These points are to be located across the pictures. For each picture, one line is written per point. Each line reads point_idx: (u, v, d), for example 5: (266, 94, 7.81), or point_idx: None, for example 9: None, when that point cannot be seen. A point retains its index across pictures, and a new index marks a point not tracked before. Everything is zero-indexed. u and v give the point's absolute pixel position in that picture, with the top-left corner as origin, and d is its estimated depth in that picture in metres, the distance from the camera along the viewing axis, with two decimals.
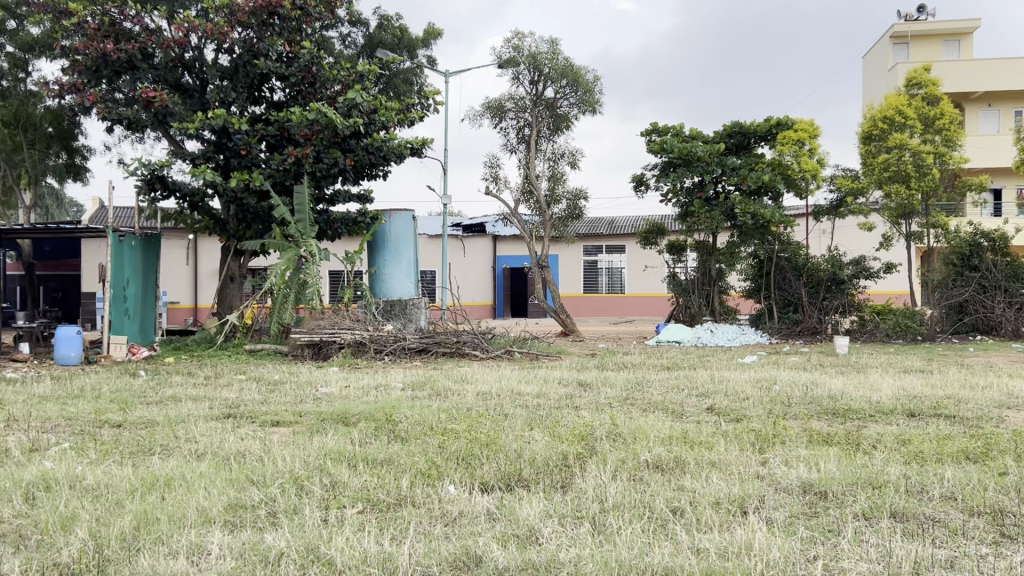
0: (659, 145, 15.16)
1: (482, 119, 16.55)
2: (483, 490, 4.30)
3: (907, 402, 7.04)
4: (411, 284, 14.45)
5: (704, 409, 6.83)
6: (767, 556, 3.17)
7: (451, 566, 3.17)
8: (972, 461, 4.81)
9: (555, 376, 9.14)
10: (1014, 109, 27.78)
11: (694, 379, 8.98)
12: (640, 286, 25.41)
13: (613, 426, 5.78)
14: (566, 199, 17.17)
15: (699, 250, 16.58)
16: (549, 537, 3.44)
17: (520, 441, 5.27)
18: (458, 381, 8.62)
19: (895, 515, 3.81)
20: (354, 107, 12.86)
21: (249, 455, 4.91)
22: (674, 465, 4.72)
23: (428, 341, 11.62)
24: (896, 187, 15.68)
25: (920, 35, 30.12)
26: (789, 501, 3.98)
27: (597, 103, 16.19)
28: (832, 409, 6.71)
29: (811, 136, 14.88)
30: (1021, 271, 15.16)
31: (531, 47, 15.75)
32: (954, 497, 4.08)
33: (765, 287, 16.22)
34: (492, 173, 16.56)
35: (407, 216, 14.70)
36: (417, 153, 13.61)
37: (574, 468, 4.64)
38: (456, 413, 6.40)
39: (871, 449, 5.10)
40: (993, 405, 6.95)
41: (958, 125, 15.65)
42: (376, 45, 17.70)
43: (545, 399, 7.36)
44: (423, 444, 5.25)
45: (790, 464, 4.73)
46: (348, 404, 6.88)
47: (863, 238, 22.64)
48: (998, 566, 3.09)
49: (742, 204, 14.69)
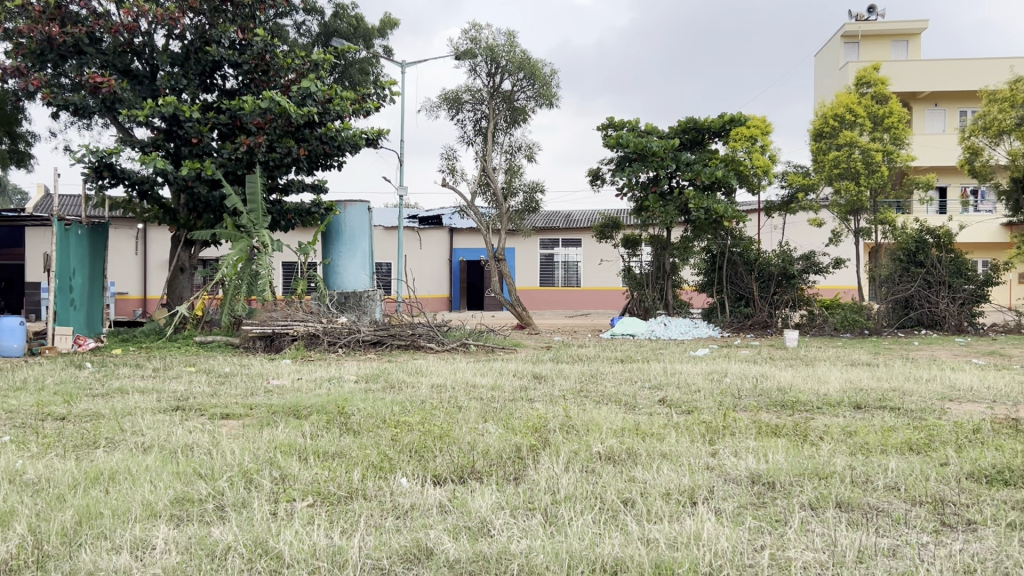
0: (615, 140, 15.24)
1: (439, 110, 16.46)
2: (435, 482, 4.29)
3: (853, 394, 7.19)
4: (365, 277, 14.25)
5: (656, 401, 6.90)
6: (715, 546, 3.21)
7: (402, 559, 3.15)
8: (915, 452, 4.93)
9: (509, 369, 9.18)
10: (960, 109, 28.45)
11: (646, 371, 9.07)
12: (595, 279, 25.65)
13: (566, 418, 5.80)
14: (522, 191, 17.17)
15: (653, 244, 16.71)
16: (500, 529, 3.45)
17: (473, 433, 5.28)
18: (412, 374, 8.61)
19: (841, 506, 3.87)
20: (308, 96, 12.70)
21: (197, 448, 4.84)
22: (625, 456, 4.76)
23: (383, 333, 11.58)
24: (845, 184, 15.90)
25: (871, 34, 30.67)
26: (739, 492, 4.04)
27: (554, 96, 16.23)
28: (780, 401, 6.83)
29: (763, 133, 15.09)
30: (964, 267, 15.64)
31: (488, 38, 15.71)
32: (897, 487, 4.16)
33: (717, 281, 16.35)
34: (448, 165, 16.50)
35: (363, 208, 14.53)
36: (373, 144, 13.48)
37: (527, 459, 4.65)
38: (409, 406, 6.39)
39: (818, 441, 5.19)
40: (936, 397, 7.14)
41: (906, 124, 16.00)
42: (331, 33, 17.49)
43: (499, 392, 7.35)
44: (375, 436, 5.23)
45: (739, 455, 4.80)
46: (300, 396, 6.84)
47: (813, 233, 23.13)
48: (938, 554, 3.16)
49: (695, 199, 14.90)
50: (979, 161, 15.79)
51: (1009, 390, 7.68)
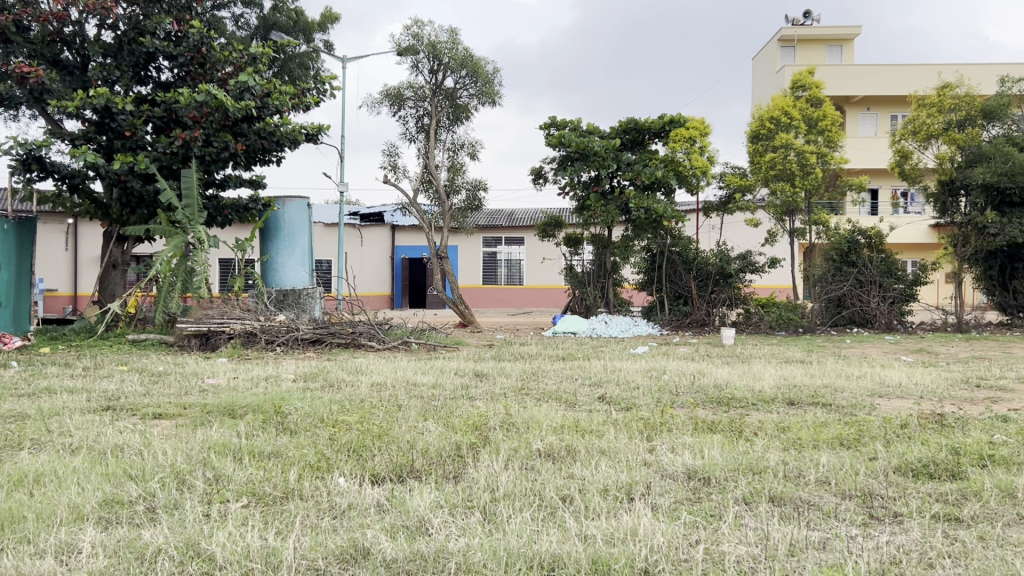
0: (556, 139, 15.27)
1: (381, 106, 16.34)
2: (373, 481, 4.25)
3: (787, 390, 7.35)
4: (303, 274, 14.05)
5: (595, 398, 6.96)
6: (650, 542, 3.25)
7: (338, 559, 3.11)
8: (845, 447, 5.06)
9: (451, 367, 9.12)
10: (891, 114, 29.29)
11: (587, 369, 9.15)
12: (537, 277, 25.76)
13: (506, 416, 5.79)
14: (465, 189, 17.14)
15: (595, 243, 16.82)
16: (438, 528, 3.43)
17: (413, 433, 5.22)
18: (352, 373, 8.51)
19: (773, 500, 3.96)
20: (246, 90, 12.47)
21: (127, 449, 4.71)
22: (564, 453, 4.79)
23: (322, 332, 11.43)
24: (781, 185, 16.19)
25: (806, 39, 31.37)
26: (675, 487, 4.10)
27: (497, 94, 16.23)
28: (716, 397, 6.95)
29: (702, 135, 15.39)
30: (893, 267, 16.16)
31: (430, 35, 15.63)
32: (828, 481, 4.27)
33: (657, 279, 16.54)
34: (390, 162, 16.40)
35: (302, 204, 14.31)
36: (313, 139, 13.32)
37: (467, 459, 4.62)
38: (348, 405, 6.30)
39: (752, 436, 5.30)
40: (866, 394, 7.34)
41: (839, 127, 16.38)
42: (270, 26, 17.27)
43: (440, 390, 7.32)
44: (313, 435, 5.15)
45: (676, 451, 4.87)
46: (235, 396, 6.70)
47: (750, 233, 23.63)
48: (866, 546, 3.25)
49: (636, 199, 15.06)
50: (909, 164, 16.23)
51: (935, 386, 7.95)
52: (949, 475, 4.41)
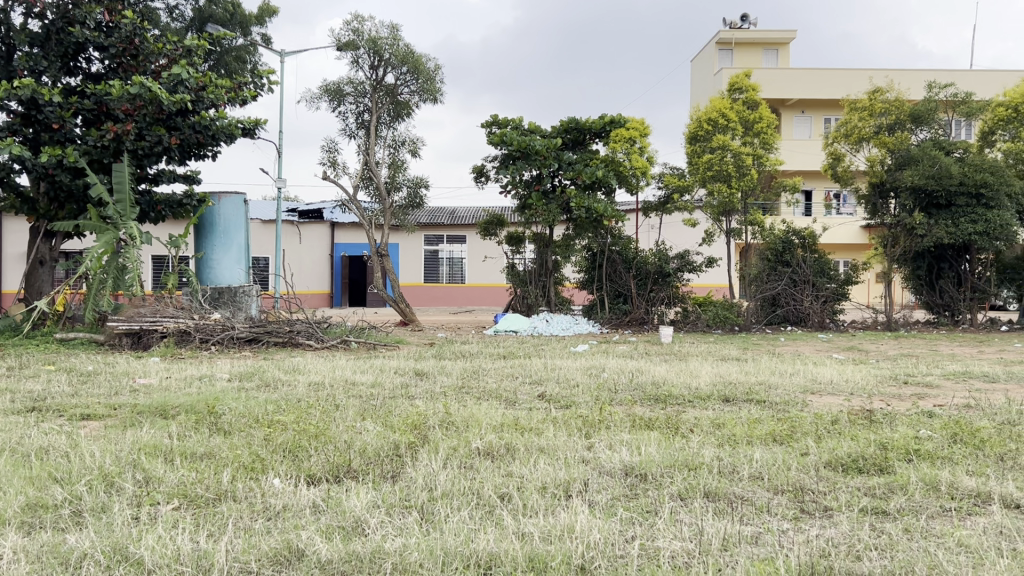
0: (498, 137, 15.26)
1: (320, 101, 16.14)
2: (309, 482, 4.20)
3: (723, 388, 7.47)
4: (239, 272, 13.82)
5: (535, 396, 6.97)
6: (587, 539, 3.27)
7: (272, 561, 3.06)
8: (777, 443, 5.16)
9: (391, 366, 9.06)
10: (824, 117, 30.02)
11: (527, 367, 9.16)
12: (479, 276, 25.75)
13: (445, 415, 5.78)
14: (406, 186, 17.03)
15: (536, 242, 16.83)
16: (375, 528, 3.40)
17: (350, 433, 5.17)
18: (289, 372, 8.38)
19: (708, 496, 4.02)
20: (180, 82, 12.20)
21: (52, 452, 4.56)
22: (504, 451, 4.80)
23: (259, 331, 11.23)
24: (718, 185, 16.46)
25: (743, 42, 31.94)
26: (612, 484, 4.13)
27: (438, 91, 16.15)
28: (654, 395, 7.02)
29: (641, 135, 15.48)
30: (826, 267, 16.60)
31: (371, 31, 15.50)
32: (761, 476, 4.35)
33: (597, 278, 16.67)
34: (330, 158, 16.20)
35: (238, 200, 14.07)
36: (250, 134, 13.08)
37: (405, 458, 4.60)
38: (284, 405, 6.20)
39: (688, 433, 5.38)
40: (799, 390, 7.51)
41: (774, 129, 16.69)
42: (206, 19, 16.92)
43: (379, 390, 7.23)
44: (248, 436, 5.06)
45: (613, 448, 4.92)
46: (168, 395, 6.55)
47: (688, 233, 24.03)
48: (796, 540, 3.32)
49: (577, 198, 15.17)
50: (841, 166, 16.58)
51: (864, 382, 8.19)
52: (877, 470, 4.53)
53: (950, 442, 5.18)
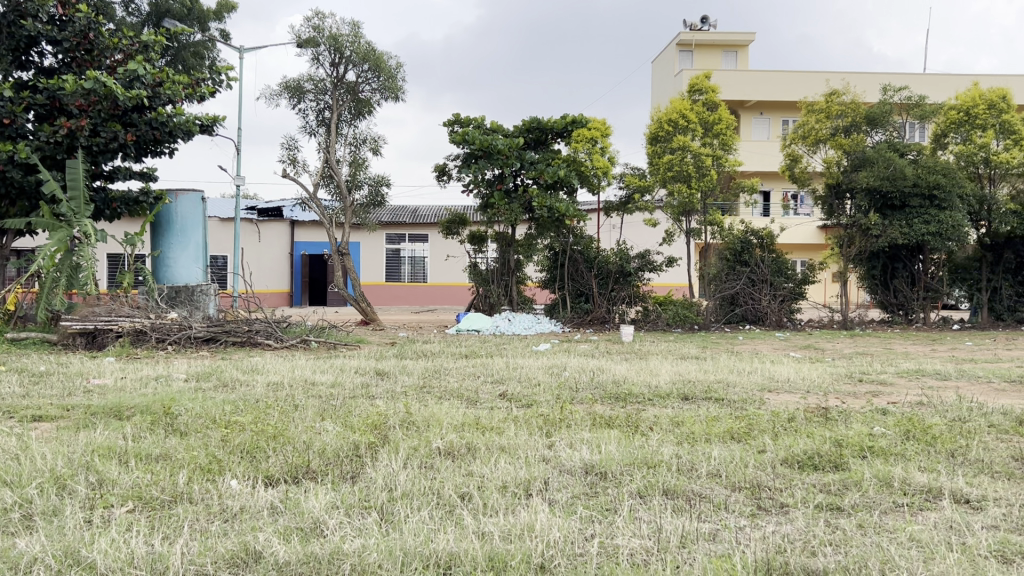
0: (461, 136, 15.23)
1: (280, 98, 15.97)
2: (267, 483, 4.15)
3: (682, 386, 7.55)
4: (196, 270, 13.60)
5: (496, 395, 6.98)
6: (547, 537, 3.28)
7: (228, 564, 3.03)
8: (735, 441, 5.22)
9: (352, 365, 9.02)
10: (782, 119, 30.43)
11: (489, 366, 9.16)
12: (441, 275, 25.67)
13: (406, 414, 5.76)
14: (367, 184, 16.92)
15: (498, 241, 16.83)
16: (333, 529, 3.38)
17: (309, 433, 5.14)
18: (247, 373, 8.29)
19: (667, 493, 4.05)
20: (136, 78, 12.00)
21: (1, 454, 4.46)
22: (465, 451, 4.79)
23: (216, 330, 11.09)
24: (678, 186, 16.61)
25: (703, 44, 32.26)
26: (572, 482, 4.15)
27: (399, 89, 16.08)
28: (614, 394, 7.06)
29: (603, 135, 15.60)
30: (784, 267, 16.84)
31: (332, 28, 15.37)
32: (719, 473, 4.40)
33: (559, 278, 16.74)
34: (290, 155, 16.04)
35: (196, 197, 13.88)
36: (208, 131, 12.91)
37: (365, 458, 4.57)
38: (242, 405, 6.14)
39: (648, 431, 5.42)
40: (757, 389, 7.60)
41: (733, 130, 16.88)
42: (163, 14, 16.66)
43: (338, 389, 7.18)
44: (204, 437, 4.99)
45: (574, 447, 4.93)
46: (122, 396, 6.44)
47: (648, 233, 24.24)
48: (752, 536, 3.36)
49: (539, 197, 15.20)
50: (798, 167, 16.79)
51: (821, 380, 8.32)
52: (832, 467, 4.61)
53: (903, 439, 5.27)
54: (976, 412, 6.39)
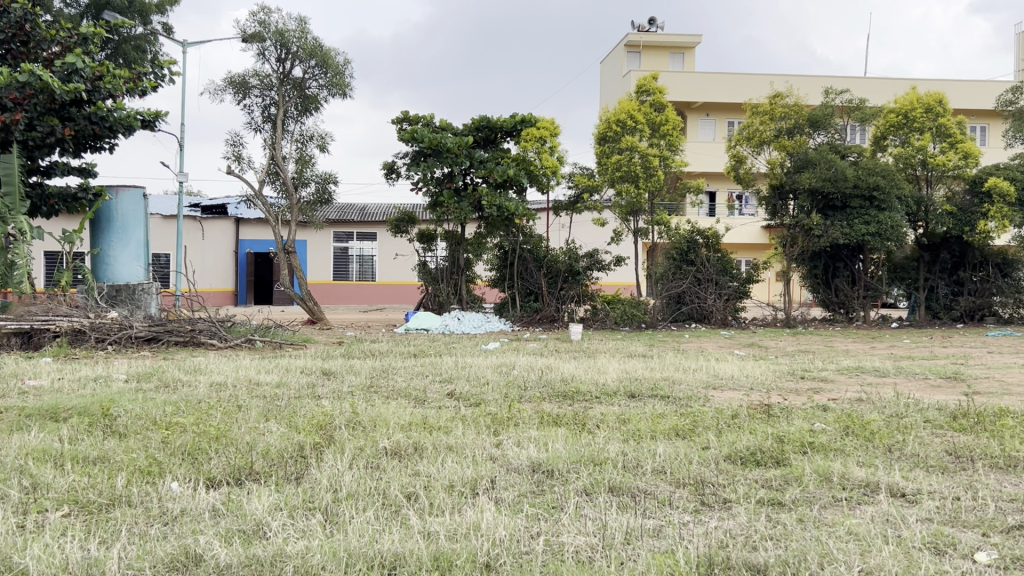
0: (409, 134, 15.13)
1: (224, 94, 15.70)
2: (208, 486, 4.08)
3: (629, 383, 7.63)
4: (139, 268, 13.34)
5: (445, 394, 6.98)
6: (493, 535, 3.29)
7: (168, 568, 2.97)
8: (680, 437, 5.29)
9: (298, 365, 8.93)
10: (728, 120, 30.90)
11: (438, 365, 9.15)
12: (389, 274, 25.51)
13: (353, 414, 5.71)
14: (314, 181, 16.74)
15: (448, 240, 16.78)
16: (277, 531, 3.33)
17: (253, 433, 5.07)
18: (190, 373, 8.15)
19: (612, 490, 4.09)
20: (74, 72, 11.69)
21: None
22: (412, 451, 4.77)
23: (158, 330, 10.86)
24: (626, 186, 16.74)
25: (651, 45, 32.59)
26: (518, 481, 4.16)
27: (347, 86, 15.93)
28: (562, 392, 7.10)
29: (552, 135, 15.65)
30: (728, 266, 17.11)
31: (278, 23, 15.17)
32: (664, 470, 4.44)
33: (509, 276, 16.77)
34: (234, 152, 15.79)
35: (137, 193, 13.58)
36: (149, 126, 12.62)
37: (310, 459, 4.53)
38: (183, 406, 6.03)
39: (595, 428, 5.46)
40: (701, 386, 7.71)
41: (680, 131, 17.07)
42: (102, 6, 16.27)
43: (284, 390, 7.09)
44: (143, 439, 4.89)
45: (521, 445, 4.94)
46: (60, 398, 6.28)
47: (596, 232, 24.45)
48: (694, 532, 3.41)
49: (489, 196, 15.19)
50: (743, 168, 17.02)
51: (764, 377, 8.48)
52: (774, 462, 4.69)
53: (842, 434, 5.40)
54: (912, 407, 6.57)
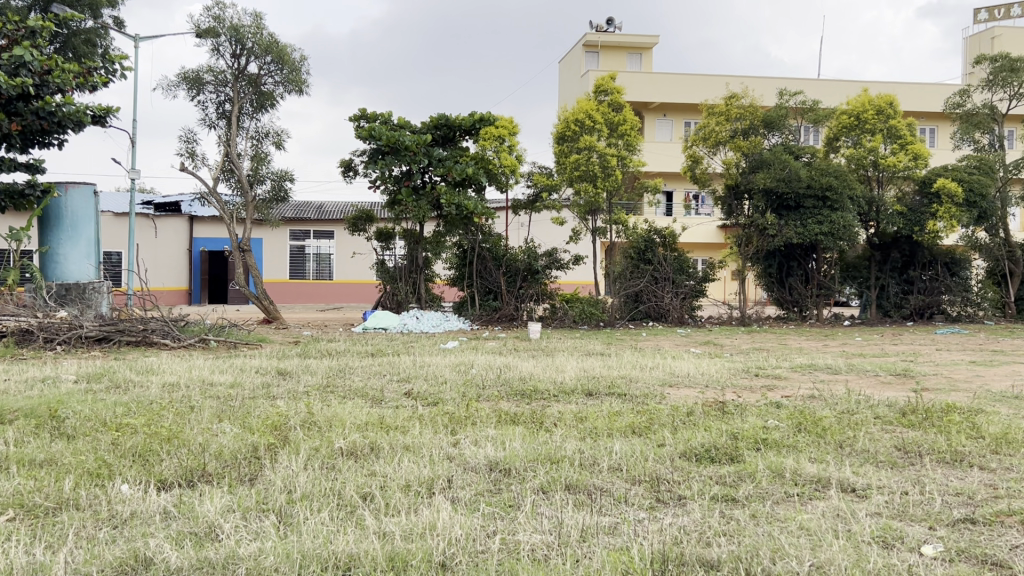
0: (367, 132, 15.02)
1: (178, 89, 15.44)
2: (159, 487, 4.02)
3: (587, 381, 7.67)
4: (89, 267, 13.06)
5: (402, 394, 6.95)
6: (448, 535, 3.28)
7: (116, 572, 2.91)
8: (636, 435, 5.33)
9: (253, 365, 8.83)
10: (685, 121, 31.20)
11: (396, 364, 9.11)
12: (347, 272, 25.33)
13: (308, 415, 5.64)
14: (270, 179, 16.55)
15: (406, 238, 16.70)
16: (229, 532, 3.29)
17: (207, 434, 5.00)
18: (142, 373, 8.02)
19: (569, 488, 4.10)
20: (22, 66, 11.41)
21: None
22: (368, 450, 4.75)
23: (109, 329, 10.66)
24: (584, 185, 16.81)
25: (609, 45, 32.77)
26: (475, 479, 4.16)
27: (304, 83, 15.76)
28: (519, 390, 7.12)
29: (510, 133, 15.65)
30: (685, 265, 17.28)
31: (233, 18, 14.95)
32: (620, 468, 4.48)
33: (468, 275, 16.73)
34: (188, 149, 15.53)
35: (88, 190, 13.33)
36: (100, 122, 12.37)
37: (264, 460, 4.48)
38: (134, 407, 5.92)
39: (552, 427, 5.48)
40: (658, 384, 7.79)
41: (637, 131, 17.19)
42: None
43: (237, 390, 7.01)
44: (92, 441, 4.79)
45: (478, 444, 4.94)
46: (6, 399, 6.13)
47: (555, 232, 24.57)
48: (649, 528, 3.44)
49: (447, 194, 15.15)
50: (699, 168, 17.20)
51: (720, 375, 8.59)
52: (728, 459, 4.74)
53: (795, 430, 5.48)
54: (863, 404, 6.69)
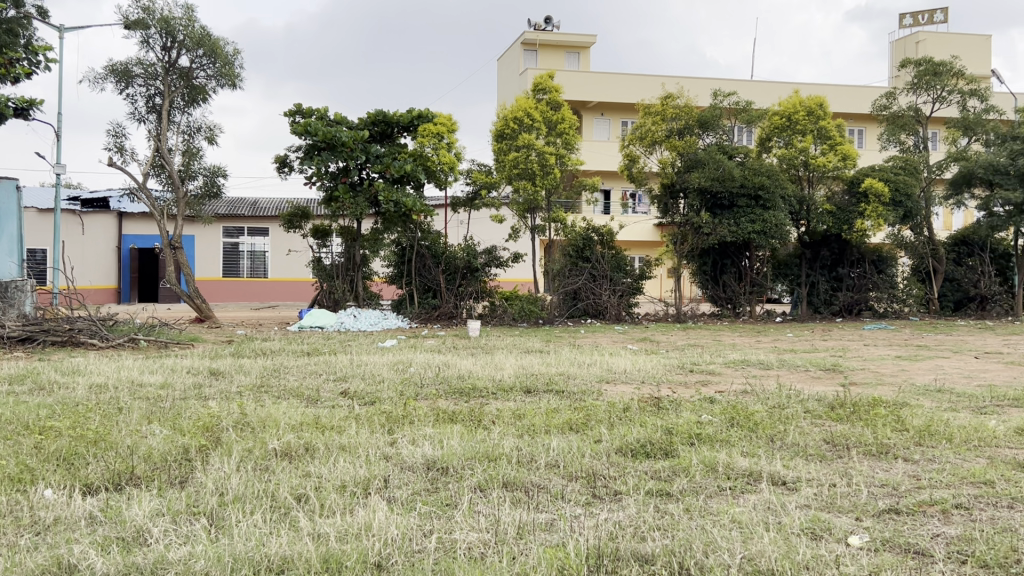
0: (303, 127, 14.76)
1: (105, 82, 14.98)
2: (85, 492, 3.91)
3: (525, 379, 7.69)
4: (11, 265, 12.66)
5: (339, 393, 6.88)
6: (384, 535, 3.25)
7: None
8: (573, 431, 5.37)
9: (185, 365, 8.64)
10: (621, 120, 31.52)
11: (332, 363, 9.02)
12: (283, 270, 24.97)
13: (240, 416, 5.53)
14: (202, 175, 16.20)
15: (343, 235, 16.52)
16: (157, 537, 3.22)
17: (135, 437, 4.87)
18: (68, 374, 7.79)
19: (506, 486, 4.11)
20: None
21: None
22: (303, 451, 4.68)
23: (33, 329, 10.34)
24: (523, 183, 16.83)
25: (547, 44, 32.91)
26: (412, 479, 4.13)
27: (237, 77, 15.46)
28: (458, 388, 7.11)
29: (449, 130, 15.58)
30: (623, 263, 17.45)
31: (163, 10, 14.58)
32: (557, 464, 4.50)
33: (406, 273, 16.61)
34: (116, 143, 15.10)
35: (8, 186, 12.91)
36: (22, 114, 11.95)
37: (195, 461, 4.38)
38: (60, 409, 5.74)
39: (490, 424, 5.49)
40: (595, 380, 7.87)
41: (575, 129, 17.30)
42: None
43: (168, 390, 6.86)
44: (13, 445, 4.63)
45: (415, 443, 4.92)
46: None
47: (493, 229, 24.62)
48: (585, 524, 3.47)
49: (385, 191, 15.04)
50: (636, 167, 17.39)
51: (655, 370, 8.71)
52: (662, 454, 4.81)
53: (727, 425, 5.59)
54: (794, 398, 6.85)
